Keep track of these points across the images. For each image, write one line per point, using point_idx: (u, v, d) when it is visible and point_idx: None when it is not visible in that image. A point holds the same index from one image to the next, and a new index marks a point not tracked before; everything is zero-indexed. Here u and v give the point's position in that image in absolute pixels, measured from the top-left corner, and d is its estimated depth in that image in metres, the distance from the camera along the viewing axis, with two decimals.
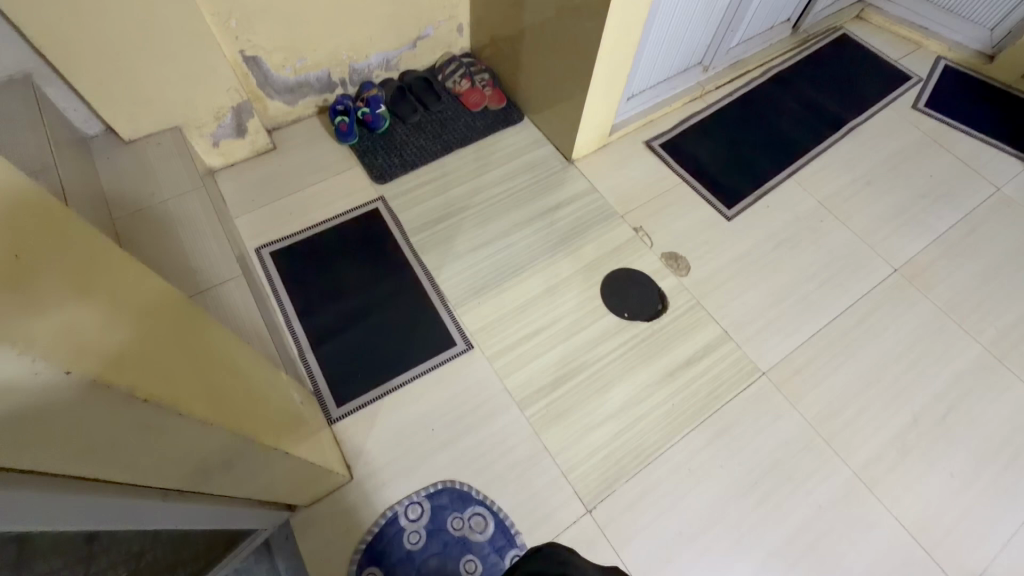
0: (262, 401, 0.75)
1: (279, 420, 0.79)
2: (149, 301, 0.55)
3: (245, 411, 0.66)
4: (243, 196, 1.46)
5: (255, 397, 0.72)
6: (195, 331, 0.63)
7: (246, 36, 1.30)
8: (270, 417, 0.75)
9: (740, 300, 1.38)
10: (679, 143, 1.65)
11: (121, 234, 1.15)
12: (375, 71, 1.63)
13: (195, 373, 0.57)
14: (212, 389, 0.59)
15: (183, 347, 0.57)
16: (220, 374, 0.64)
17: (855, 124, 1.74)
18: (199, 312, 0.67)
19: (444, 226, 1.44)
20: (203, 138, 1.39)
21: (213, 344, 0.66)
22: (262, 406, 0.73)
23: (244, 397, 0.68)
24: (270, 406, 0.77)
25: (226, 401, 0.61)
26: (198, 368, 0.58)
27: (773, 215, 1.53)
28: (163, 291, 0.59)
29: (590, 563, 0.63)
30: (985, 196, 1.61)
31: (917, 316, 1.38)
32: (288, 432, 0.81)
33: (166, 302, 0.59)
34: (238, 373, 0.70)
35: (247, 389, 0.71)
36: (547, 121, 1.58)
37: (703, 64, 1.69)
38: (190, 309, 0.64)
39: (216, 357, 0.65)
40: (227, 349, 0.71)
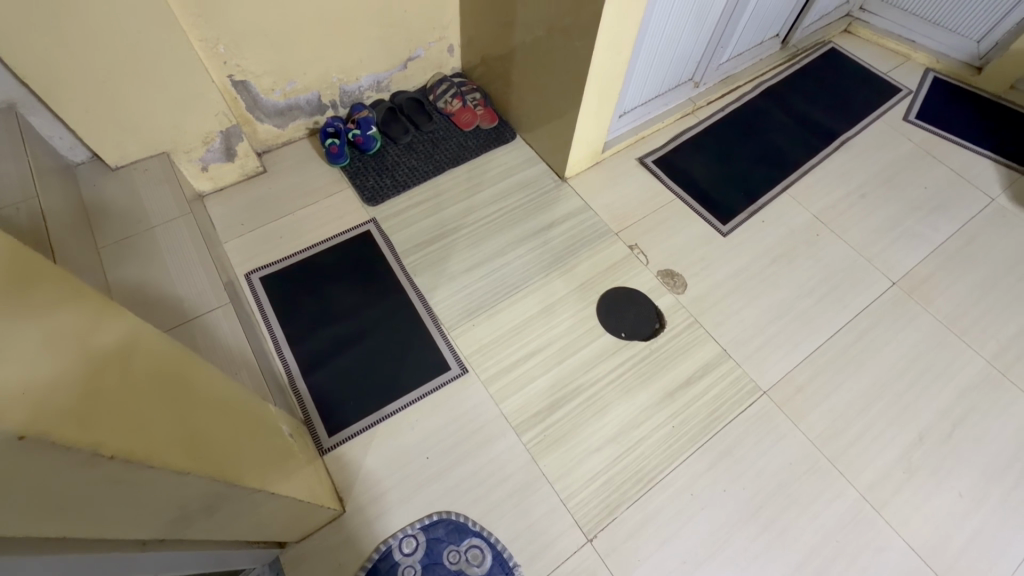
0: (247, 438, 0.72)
1: (264, 451, 0.76)
2: (117, 346, 0.51)
3: (226, 448, 0.63)
4: (232, 220, 1.43)
5: (241, 433, 0.70)
6: (173, 368, 0.60)
7: (234, 61, 1.29)
8: (255, 452, 0.73)
9: (737, 317, 1.36)
10: (672, 158, 1.64)
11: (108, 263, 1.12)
12: (366, 93, 1.61)
13: (172, 417, 0.54)
14: (192, 433, 0.56)
15: (158, 387, 0.54)
16: (203, 416, 0.61)
17: (847, 137, 1.74)
18: (179, 348, 0.64)
19: (437, 247, 1.42)
20: (192, 163, 1.37)
21: (196, 380, 0.64)
22: (247, 443, 0.71)
23: (228, 435, 0.65)
24: (255, 439, 0.74)
25: (206, 445, 0.58)
26: (175, 410, 0.55)
27: (768, 230, 1.51)
28: (132, 332, 0.55)
29: None
30: (980, 207, 1.61)
31: (917, 330, 1.37)
32: (275, 466, 0.78)
33: (137, 343, 0.55)
34: (221, 411, 0.68)
35: (230, 426, 0.68)
36: (540, 139, 1.58)
37: (695, 80, 1.69)
38: (166, 344, 0.62)
39: (200, 396, 0.63)
40: (209, 383, 0.68)
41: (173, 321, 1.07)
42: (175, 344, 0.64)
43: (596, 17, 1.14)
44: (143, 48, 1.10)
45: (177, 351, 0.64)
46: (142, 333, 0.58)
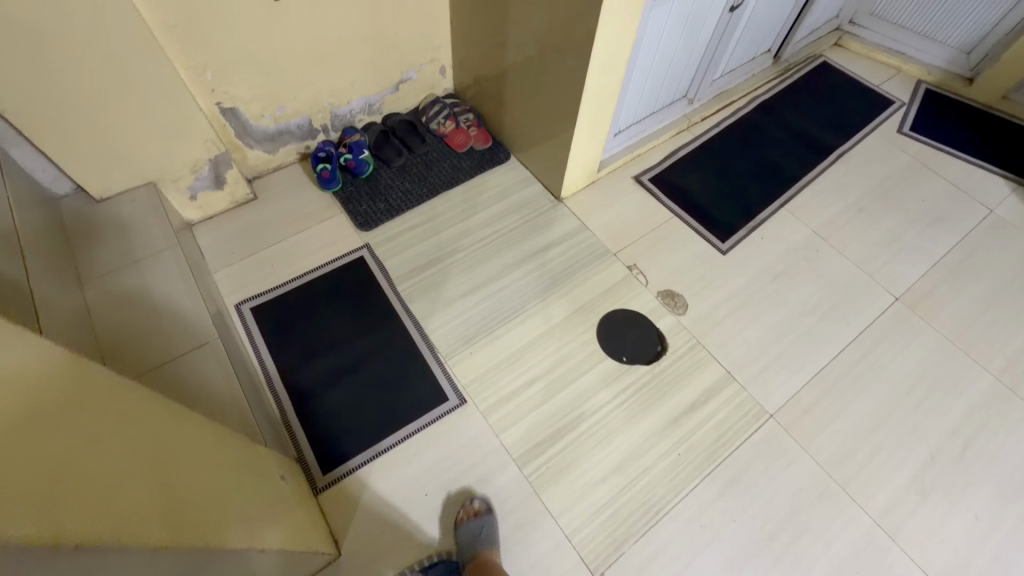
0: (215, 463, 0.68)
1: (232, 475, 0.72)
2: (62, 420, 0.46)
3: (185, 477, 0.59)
4: (221, 249, 1.40)
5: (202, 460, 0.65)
6: (126, 418, 0.56)
7: (223, 88, 1.27)
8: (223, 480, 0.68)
9: (740, 338, 1.33)
10: (669, 176, 1.63)
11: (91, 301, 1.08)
12: (358, 116, 1.58)
13: (119, 457, 0.50)
14: (145, 471, 0.52)
15: (109, 436, 0.50)
16: (158, 450, 0.57)
17: (843, 150, 1.73)
18: (135, 404, 0.59)
19: (432, 272, 1.39)
20: (180, 191, 1.34)
21: (143, 411, 0.60)
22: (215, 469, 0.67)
23: (196, 466, 0.62)
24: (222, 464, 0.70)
25: (165, 480, 0.55)
26: (124, 447, 0.51)
27: (768, 247, 1.49)
28: (79, 400, 0.50)
29: None
30: (979, 218, 1.60)
31: (922, 346, 1.34)
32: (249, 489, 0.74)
33: (86, 411, 0.50)
34: (180, 442, 0.63)
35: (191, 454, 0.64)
36: (535, 159, 1.56)
37: (688, 97, 1.69)
38: (111, 389, 0.58)
39: (153, 430, 0.59)
40: (162, 414, 0.64)
41: (155, 360, 1.02)
42: (125, 392, 0.60)
43: (589, 37, 1.13)
44: (126, 76, 1.07)
45: (127, 400, 0.59)
46: (91, 396, 0.53)
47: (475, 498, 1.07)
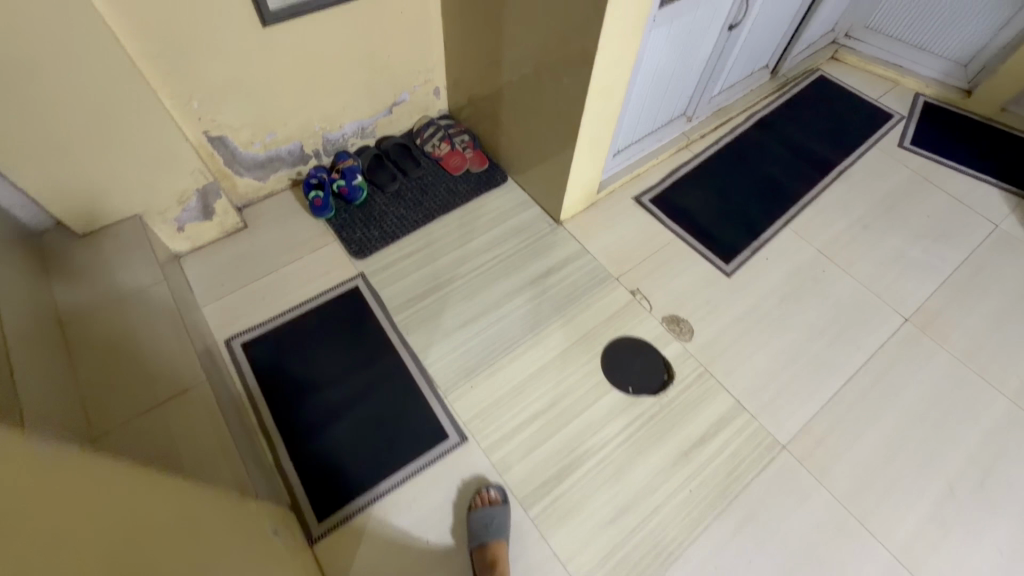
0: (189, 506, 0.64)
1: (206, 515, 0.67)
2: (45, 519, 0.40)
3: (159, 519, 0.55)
4: (210, 282, 1.35)
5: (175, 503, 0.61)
6: (110, 502, 0.49)
7: (210, 117, 1.23)
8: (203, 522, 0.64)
9: (748, 364, 1.29)
10: (669, 196, 1.59)
11: (70, 341, 1.02)
12: (351, 140, 1.54)
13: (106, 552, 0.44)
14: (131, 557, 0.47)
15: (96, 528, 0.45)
16: (137, 514, 0.52)
17: (844, 166, 1.70)
18: (116, 483, 0.53)
19: (430, 301, 1.35)
20: (167, 223, 1.30)
21: (124, 488, 0.54)
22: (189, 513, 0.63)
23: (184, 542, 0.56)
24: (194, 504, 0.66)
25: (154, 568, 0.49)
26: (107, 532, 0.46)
27: (773, 268, 1.46)
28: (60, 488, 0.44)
29: None
30: (984, 233, 1.57)
31: (934, 369, 1.31)
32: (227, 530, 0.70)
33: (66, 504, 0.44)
34: (148, 487, 0.59)
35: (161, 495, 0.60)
36: (533, 181, 1.52)
37: (687, 115, 1.66)
38: (92, 469, 0.52)
39: (126, 492, 0.54)
40: (133, 475, 0.59)
41: (155, 398, 0.98)
42: (104, 470, 0.54)
43: (589, 59, 1.10)
44: (108, 108, 1.03)
45: (108, 479, 0.53)
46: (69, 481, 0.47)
47: (491, 487, 1.07)
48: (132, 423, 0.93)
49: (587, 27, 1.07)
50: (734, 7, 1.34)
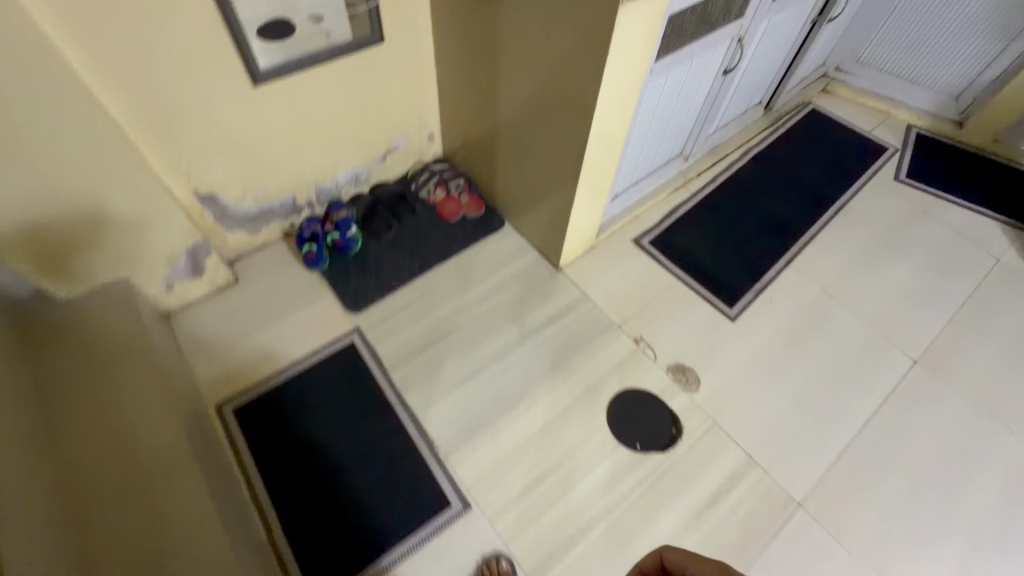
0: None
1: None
2: None
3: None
4: (200, 341, 1.30)
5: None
6: None
7: (200, 175, 1.20)
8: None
9: (758, 415, 1.25)
10: (669, 237, 1.57)
11: (48, 406, 0.94)
12: (344, 189, 1.52)
13: None
14: None
15: None
16: None
17: (842, 202, 1.69)
18: None
19: (428, 356, 1.31)
20: (155, 283, 1.25)
21: None
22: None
23: None
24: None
25: None
26: None
27: (778, 310, 1.43)
28: None
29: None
30: (987, 268, 1.56)
31: (947, 414, 1.28)
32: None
33: None
34: None
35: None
36: (531, 227, 1.50)
37: (684, 154, 1.62)
38: None
39: None
40: None
41: (149, 464, 0.90)
42: None
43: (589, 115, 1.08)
44: (92, 171, 1.00)
45: None
46: None
47: (501, 557, 1.03)
48: (124, 491, 0.85)
49: (584, 82, 1.05)
50: (731, 54, 1.33)
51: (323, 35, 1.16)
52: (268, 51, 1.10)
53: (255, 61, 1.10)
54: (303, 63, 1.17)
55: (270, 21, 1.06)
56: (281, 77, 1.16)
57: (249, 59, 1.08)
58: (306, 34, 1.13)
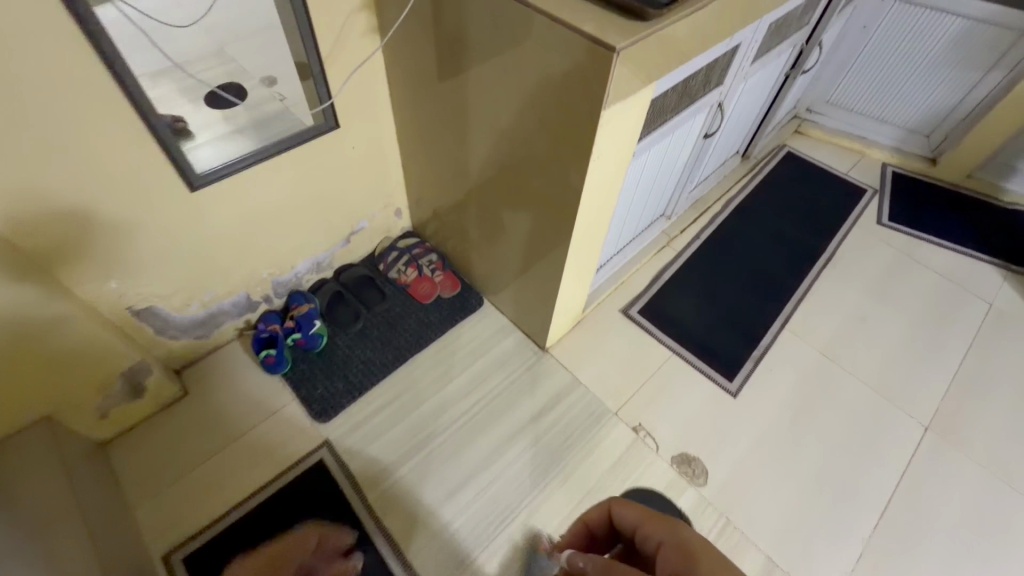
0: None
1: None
2: None
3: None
4: (143, 473, 1.13)
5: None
6: None
7: (133, 290, 1.05)
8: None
9: (773, 507, 1.15)
10: (658, 304, 1.48)
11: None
12: (305, 277, 1.39)
13: None
14: None
15: None
16: None
17: (831, 251, 1.64)
18: None
19: (408, 468, 1.17)
20: (85, 415, 1.08)
21: None
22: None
23: None
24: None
25: None
26: None
27: (780, 380, 1.35)
28: None
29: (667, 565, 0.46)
30: (982, 314, 1.51)
31: (967, 486, 1.20)
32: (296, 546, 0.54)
33: None
34: None
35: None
36: (512, 306, 1.39)
37: (666, 215, 1.55)
38: None
39: None
40: None
41: None
42: None
43: (570, 212, 0.98)
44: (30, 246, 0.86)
45: None
46: None
47: None
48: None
49: (556, 176, 0.96)
50: (712, 118, 1.27)
51: (278, 99, 1.04)
52: (215, 138, 0.99)
53: (202, 153, 0.99)
54: (263, 147, 1.06)
55: (217, 89, 0.94)
56: (240, 168, 1.04)
57: (191, 156, 0.97)
58: (260, 98, 1.02)
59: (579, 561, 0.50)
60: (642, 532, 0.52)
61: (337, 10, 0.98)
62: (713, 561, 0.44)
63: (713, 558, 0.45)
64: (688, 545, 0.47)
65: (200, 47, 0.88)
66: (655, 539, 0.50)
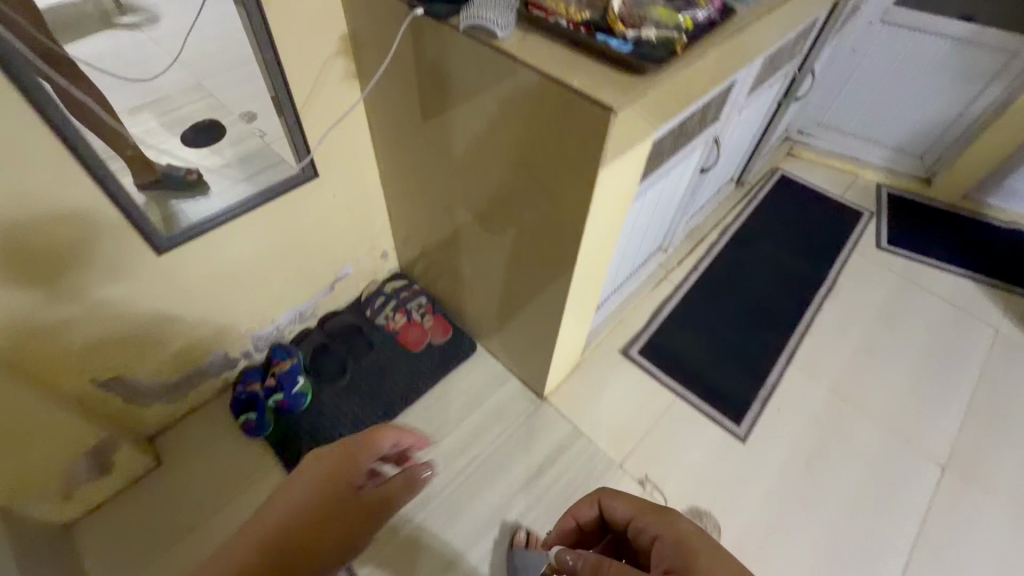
0: (352, 449, 0.58)
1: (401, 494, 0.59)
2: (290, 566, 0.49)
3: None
4: (113, 557, 1.04)
5: (336, 485, 0.54)
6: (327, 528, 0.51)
7: (98, 361, 0.97)
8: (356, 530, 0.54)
9: (790, 564, 1.09)
10: (660, 342, 1.42)
11: None
12: (287, 329, 1.31)
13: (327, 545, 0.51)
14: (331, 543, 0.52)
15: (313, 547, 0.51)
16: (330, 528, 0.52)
17: (832, 279, 1.59)
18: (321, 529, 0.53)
19: (402, 538, 1.09)
20: (47, 499, 0.99)
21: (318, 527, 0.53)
22: (365, 454, 0.58)
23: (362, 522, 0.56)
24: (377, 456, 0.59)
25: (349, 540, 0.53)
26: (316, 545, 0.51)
27: (790, 422, 1.29)
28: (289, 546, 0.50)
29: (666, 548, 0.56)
30: (990, 342, 1.48)
31: (989, 531, 1.15)
32: (420, 436, 0.67)
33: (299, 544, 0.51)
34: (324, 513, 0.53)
35: (300, 499, 0.52)
36: (507, 352, 1.32)
37: (663, 248, 1.50)
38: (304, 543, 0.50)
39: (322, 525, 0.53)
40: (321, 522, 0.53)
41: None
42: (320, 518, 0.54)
43: (565, 270, 0.91)
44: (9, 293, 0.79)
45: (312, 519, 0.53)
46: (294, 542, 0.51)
47: None
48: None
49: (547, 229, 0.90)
50: (708, 153, 1.22)
51: (259, 133, 0.98)
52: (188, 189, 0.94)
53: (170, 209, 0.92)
54: (238, 200, 0.99)
55: (195, 128, 0.93)
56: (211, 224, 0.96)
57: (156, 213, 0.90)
58: (240, 134, 0.97)
59: (569, 558, 0.59)
60: (634, 525, 0.63)
61: (311, 58, 0.92)
62: (704, 555, 0.53)
63: (704, 552, 0.54)
64: (678, 537, 0.57)
65: (174, 84, 0.85)
66: (650, 532, 0.60)
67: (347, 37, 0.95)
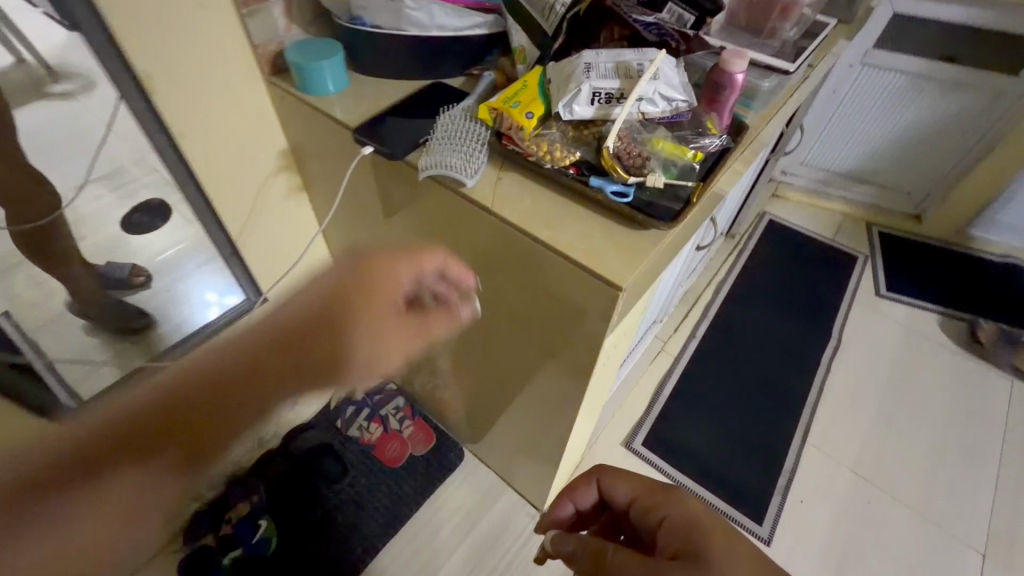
0: (394, 262, 0.57)
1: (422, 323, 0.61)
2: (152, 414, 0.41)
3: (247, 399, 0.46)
4: None
5: (365, 294, 0.54)
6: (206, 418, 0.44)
7: None
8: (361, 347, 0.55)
9: None
10: (664, 431, 1.29)
11: None
12: (245, 458, 1.15)
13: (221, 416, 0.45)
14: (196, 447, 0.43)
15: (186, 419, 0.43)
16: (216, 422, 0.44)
17: (837, 337, 1.50)
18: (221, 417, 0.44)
19: None
20: None
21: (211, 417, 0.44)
22: (402, 265, 0.57)
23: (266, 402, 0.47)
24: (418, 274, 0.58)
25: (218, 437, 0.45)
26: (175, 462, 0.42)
27: (814, 516, 1.18)
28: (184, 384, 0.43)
29: (676, 543, 0.47)
30: (1005, 397, 1.40)
31: None
32: (468, 272, 0.62)
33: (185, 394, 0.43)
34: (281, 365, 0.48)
35: (321, 295, 0.52)
36: (500, 463, 1.18)
37: (659, 322, 1.38)
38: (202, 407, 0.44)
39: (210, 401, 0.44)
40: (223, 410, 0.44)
41: None
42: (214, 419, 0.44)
43: (561, 410, 0.78)
44: None
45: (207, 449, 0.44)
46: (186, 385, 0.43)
47: None
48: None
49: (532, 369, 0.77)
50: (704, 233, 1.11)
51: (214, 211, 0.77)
52: (124, 320, 0.79)
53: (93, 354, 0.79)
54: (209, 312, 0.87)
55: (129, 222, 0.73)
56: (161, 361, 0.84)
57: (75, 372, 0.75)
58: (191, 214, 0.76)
59: (567, 546, 0.55)
60: (639, 503, 0.55)
61: (245, 182, 0.78)
62: (719, 536, 0.45)
63: (718, 531, 0.45)
64: (689, 520, 0.48)
65: (116, 150, 0.65)
66: (657, 514, 0.52)
67: (287, 151, 0.81)
